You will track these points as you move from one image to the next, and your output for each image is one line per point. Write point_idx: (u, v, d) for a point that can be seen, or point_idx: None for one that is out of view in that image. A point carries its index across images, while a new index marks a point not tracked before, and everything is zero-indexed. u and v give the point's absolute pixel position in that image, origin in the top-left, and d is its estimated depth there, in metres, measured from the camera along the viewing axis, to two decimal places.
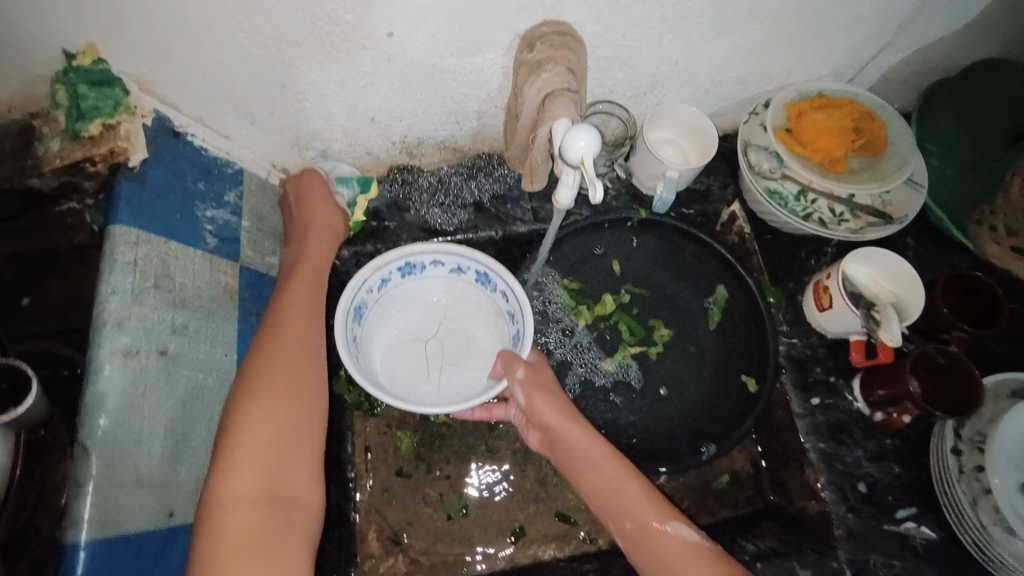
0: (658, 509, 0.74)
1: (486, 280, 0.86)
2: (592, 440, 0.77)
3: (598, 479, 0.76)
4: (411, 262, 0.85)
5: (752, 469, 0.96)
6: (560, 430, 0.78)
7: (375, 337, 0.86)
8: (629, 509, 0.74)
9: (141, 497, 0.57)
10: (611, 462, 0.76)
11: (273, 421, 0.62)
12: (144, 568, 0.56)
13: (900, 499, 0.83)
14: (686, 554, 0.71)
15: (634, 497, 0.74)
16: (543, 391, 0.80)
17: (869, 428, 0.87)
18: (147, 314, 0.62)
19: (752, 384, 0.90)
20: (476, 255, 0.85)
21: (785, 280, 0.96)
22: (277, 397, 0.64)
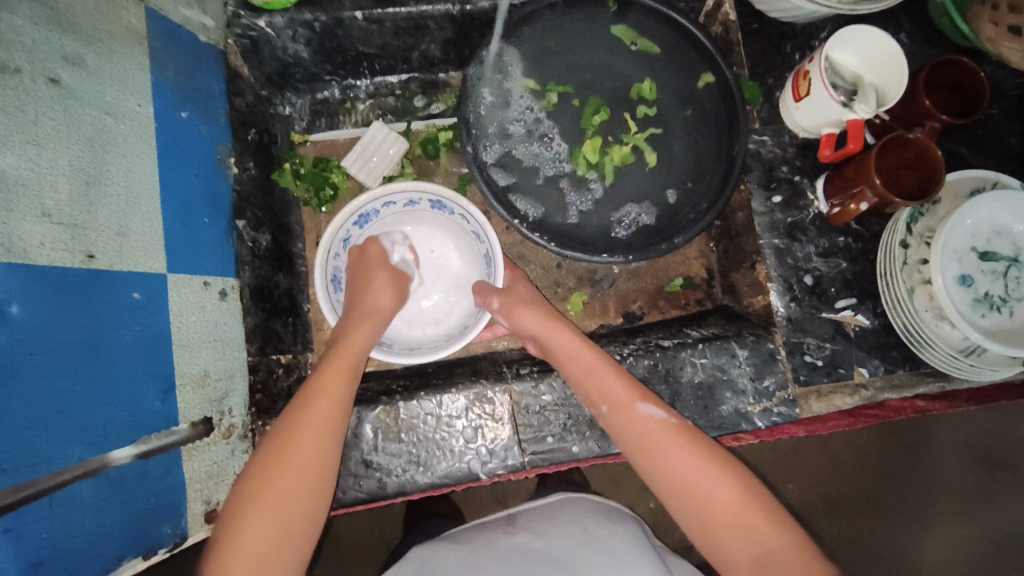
0: (634, 391, 0.69)
1: (440, 206, 0.85)
2: (571, 337, 0.73)
3: (580, 372, 0.72)
4: (364, 213, 0.82)
5: (706, 275, 1.00)
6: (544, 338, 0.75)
7: None
8: (614, 394, 0.69)
9: (53, 232, 0.52)
10: (597, 360, 0.71)
11: (305, 472, 0.61)
12: (67, 302, 0.53)
13: (841, 290, 0.85)
14: (654, 430, 0.66)
15: (618, 387, 0.69)
16: (522, 307, 0.78)
17: (823, 225, 0.86)
18: (25, 27, 0.53)
19: (711, 77, 0.90)
20: (423, 185, 0.82)
21: (765, 76, 0.90)
22: (311, 446, 0.62)
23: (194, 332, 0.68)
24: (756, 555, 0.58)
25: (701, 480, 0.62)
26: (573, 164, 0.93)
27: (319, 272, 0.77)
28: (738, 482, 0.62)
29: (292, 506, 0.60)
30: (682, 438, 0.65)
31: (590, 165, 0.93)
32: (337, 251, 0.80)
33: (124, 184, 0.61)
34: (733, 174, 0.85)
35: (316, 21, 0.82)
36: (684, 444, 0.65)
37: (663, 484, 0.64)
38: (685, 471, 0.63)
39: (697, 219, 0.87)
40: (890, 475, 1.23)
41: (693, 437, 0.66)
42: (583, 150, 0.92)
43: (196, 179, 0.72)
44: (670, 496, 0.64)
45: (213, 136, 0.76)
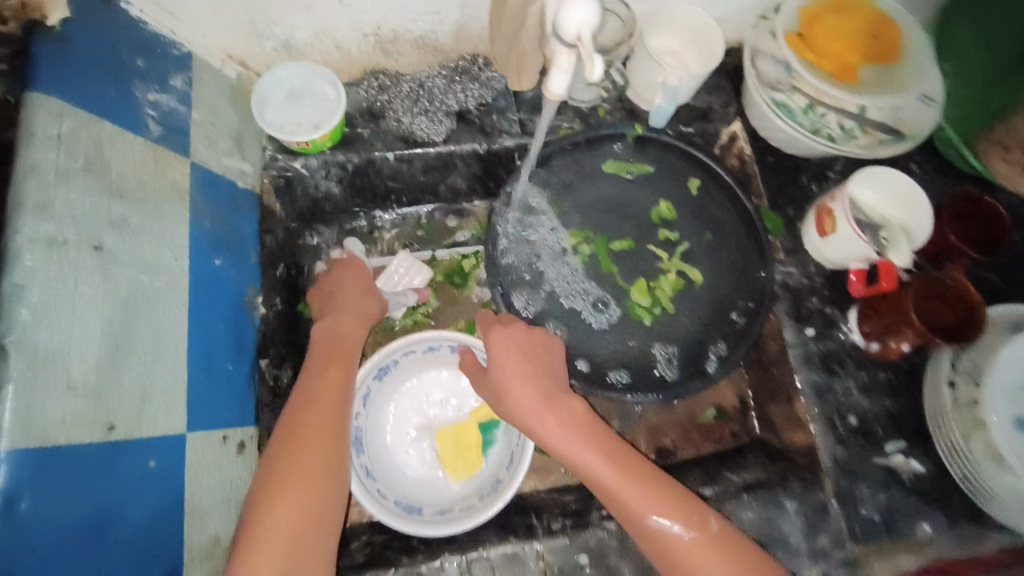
0: (638, 485, 0.67)
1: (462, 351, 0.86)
2: (564, 426, 0.71)
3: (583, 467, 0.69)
4: (384, 366, 0.83)
5: (739, 405, 0.95)
6: (547, 438, 0.72)
7: (386, 460, 0.83)
8: (613, 491, 0.67)
9: (76, 406, 0.50)
10: (589, 450, 0.69)
11: (288, 571, 0.57)
12: (81, 482, 0.50)
13: (887, 431, 0.80)
14: (671, 537, 0.64)
15: (611, 479, 0.68)
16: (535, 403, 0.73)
17: (860, 360, 0.84)
18: (76, 200, 0.54)
19: (696, 182, 0.93)
20: (444, 333, 0.84)
21: (785, 207, 0.91)
22: (293, 539, 0.59)
23: (209, 495, 0.63)
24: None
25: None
26: (635, 318, 0.90)
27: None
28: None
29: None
30: (710, 547, 0.64)
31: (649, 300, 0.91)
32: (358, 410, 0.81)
33: (154, 342, 0.59)
34: (764, 307, 0.84)
35: (348, 162, 0.85)
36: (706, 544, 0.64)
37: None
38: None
39: (742, 336, 0.85)
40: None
41: (711, 539, 0.64)
42: (637, 301, 0.91)
43: (222, 326, 0.71)
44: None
45: (242, 278, 0.76)
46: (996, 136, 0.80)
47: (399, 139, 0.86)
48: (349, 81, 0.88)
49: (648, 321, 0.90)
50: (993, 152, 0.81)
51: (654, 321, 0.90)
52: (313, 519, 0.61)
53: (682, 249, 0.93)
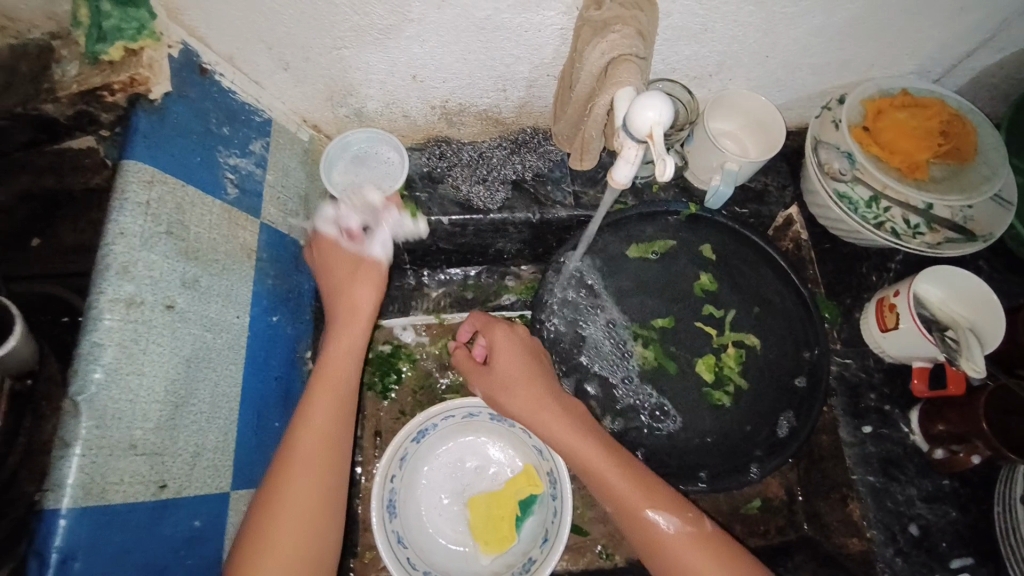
0: (642, 492, 0.66)
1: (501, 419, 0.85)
2: (570, 429, 0.70)
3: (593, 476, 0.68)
4: (422, 429, 0.82)
5: (786, 497, 0.90)
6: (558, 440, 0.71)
7: (417, 527, 0.81)
8: (621, 497, 0.66)
9: (134, 464, 0.51)
10: (597, 453, 0.68)
11: (297, 527, 0.57)
12: (130, 542, 0.50)
13: (953, 546, 0.75)
14: (680, 542, 0.63)
15: (622, 487, 0.66)
16: (545, 404, 0.72)
17: (923, 464, 0.79)
18: (156, 263, 0.57)
19: (709, 251, 0.93)
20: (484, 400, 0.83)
21: (843, 295, 0.89)
22: (303, 497, 0.59)
23: None
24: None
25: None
26: (714, 403, 0.87)
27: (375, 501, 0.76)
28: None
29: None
30: (706, 548, 0.63)
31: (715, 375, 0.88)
32: (394, 473, 0.79)
33: (209, 400, 0.60)
34: (817, 404, 0.82)
35: (405, 224, 0.88)
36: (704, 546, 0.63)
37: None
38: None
39: (801, 420, 0.83)
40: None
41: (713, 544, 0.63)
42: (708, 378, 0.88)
43: (273, 382, 0.72)
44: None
45: (296, 333, 0.78)
46: None
47: (456, 205, 0.88)
48: (411, 146, 0.91)
49: (726, 403, 0.87)
50: None
51: (733, 400, 0.87)
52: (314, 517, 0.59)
53: (729, 318, 0.91)
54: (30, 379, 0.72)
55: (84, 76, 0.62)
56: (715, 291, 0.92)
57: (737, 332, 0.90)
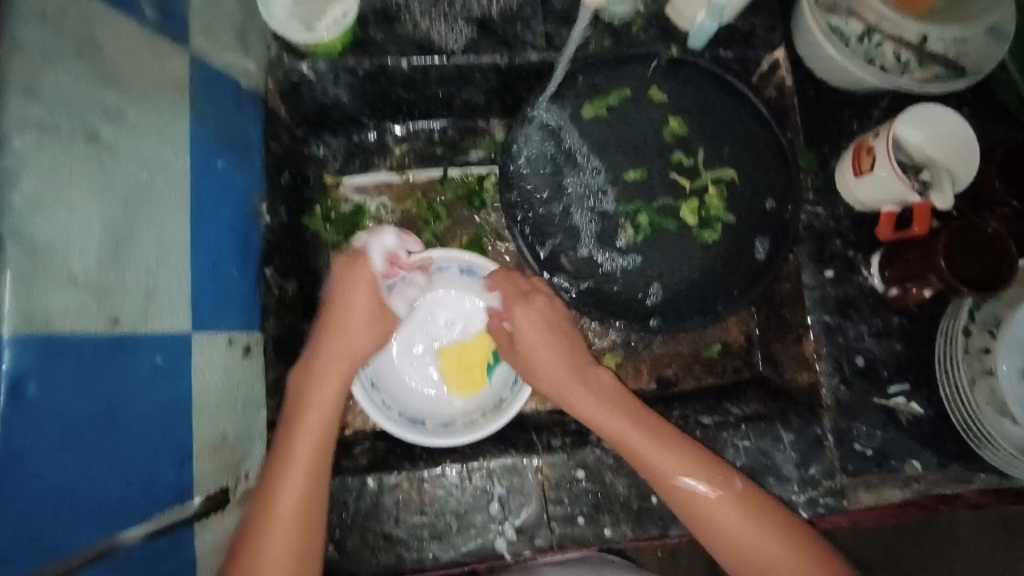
0: (683, 464, 0.69)
1: (470, 273, 0.86)
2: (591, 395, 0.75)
3: (624, 445, 0.72)
4: None
5: (744, 342, 0.95)
6: (589, 411, 0.74)
7: (387, 375, 0.83)
8: (662, 473, 0.69)
9: (78, 298, 0.50)
10: (614, 415, 0.73)
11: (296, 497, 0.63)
12: (88, 372, 0.50)
13: (893, 375, 0.80)
14: (716, 509, 0.68)
15: (643, 444, 0.71)
16: (568, 381, 0.76)
17: (877, 304, 0.81)
18: (67, 84, 0.50)
19: (661, 94, 0.87)
20: (454, 253, 0.84)
21: (821, 144, 0.84)
22: (293, 510, 0.63)
23: (216, 394, 0.64)
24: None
25: (767, 553, 0.66)
26: (703, 243, 0.87)
27: (348, 350, 0.77)
28: (802, 549, 0.65)
29: (289, 563, 0.61)
30: (745, 510, 0.68)
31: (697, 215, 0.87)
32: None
33: (155, 242, 0.58)
34: (783, 251, 0.81)
35: (360, 68, 0.80)
36: (739, 512, 0.68)
37: (723, 552, 0.68)
38: (743, 540, 0.67)
39: (765, 269, 0.83)
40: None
41: (747, 505, 0.68)
42: (693, 218, 0.87)
43: (226, 231, 0.69)
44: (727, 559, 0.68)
45: (246, 183, 0.73)
46: None
47: (415, 46, 0.80)
48: None
49: (711, 242, 0.87)
50: None
51: (720, 237, 0.87)
52: (314, 482, 0.65)
53: (699, 155, 0.88)
54: None
55: None
56: (685, 137, 0.88)
57: (713, 170, 0.87)
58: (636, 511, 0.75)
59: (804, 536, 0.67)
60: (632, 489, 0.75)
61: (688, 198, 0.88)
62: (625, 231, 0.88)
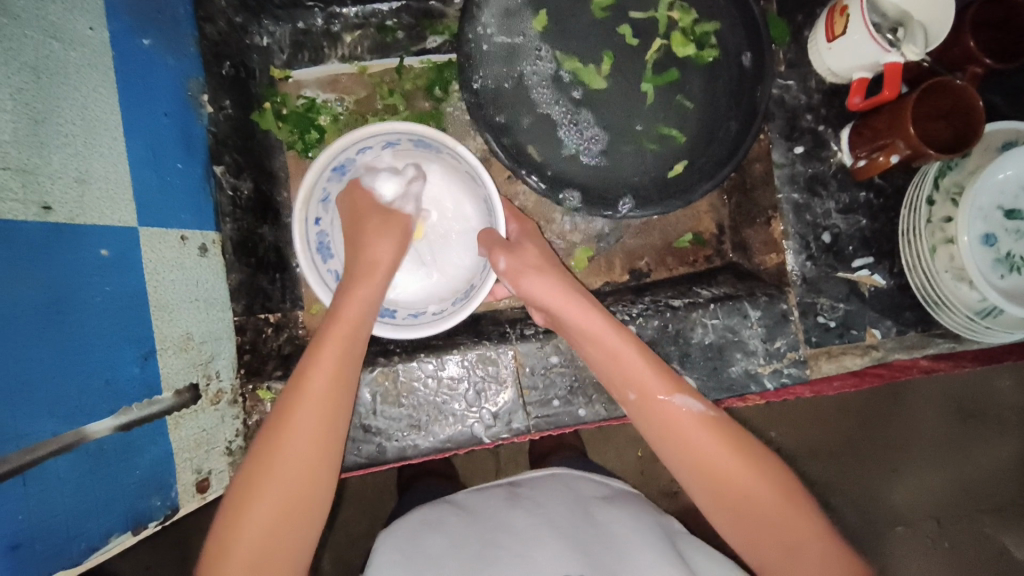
0: (667, 381, 0.65)
1: (424, 145, 0.74)
2: (553, 286, 0.69)
3: (601, 352, 0.67)
4: (337, 164, 0.71)
5: (716, 232, 0.95)
6: (559, 309, 0.68)
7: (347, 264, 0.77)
8: (638, 379, 0.66)
9: (3, 178, 0.45)
10: (612, 334, 0.67)
11: (313, 431, 0.58)
12: (28, 260, 0.47)
13: (859, 249, 0.82)
14: (689, 427, 0.63)
15: (637, 362, 0.66)
16: (531, 273, 0.70)
17: (845, 180, 0.82)
18: None
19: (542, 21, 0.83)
20: (400, 125, 0.70)
21: (794, 11, 0.81)
22: (309, 440, 0.58)
23: (173, 291, 0.62)
24: (778, 551, 0.58)
25: (730, 476, 0.61)
26: (707, 62, 0.84)
27: (299, 245, 0.69)
28: (768, 478, 0.61)
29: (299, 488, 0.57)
30: (712, 432, 0.63)
31: (683, 40, 0.84)
32: (314, 215, 0.71)
33: (80, 124, 0.53)
34: (755, 124, 0.78)
35: None
36: (717, 442, 0.62)
37: (689, 472, 0.62)
38: (713, 464, 0.61)
39: (736, 145, 0.81)
40: (871, 431, 1.26)
41: (721, 430, 0.63)
42: (687, 42, 0.84)
43: (164, 120, 0.64)
44: (692, 479, 0.62)
45: (180, 68, 0.67)
46: None
47: None
48: None
49: (716, 57, 0.84)
50: None
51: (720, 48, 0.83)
52: (331, 412, 0.60)
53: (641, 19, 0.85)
54: None
55: None
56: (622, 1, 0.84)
57: (660, 3, 0.84)
58: (610, 394, 0.76)
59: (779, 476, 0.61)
60: None
61: (668, 37, 0.85)
62: (670, 172, 0.84)
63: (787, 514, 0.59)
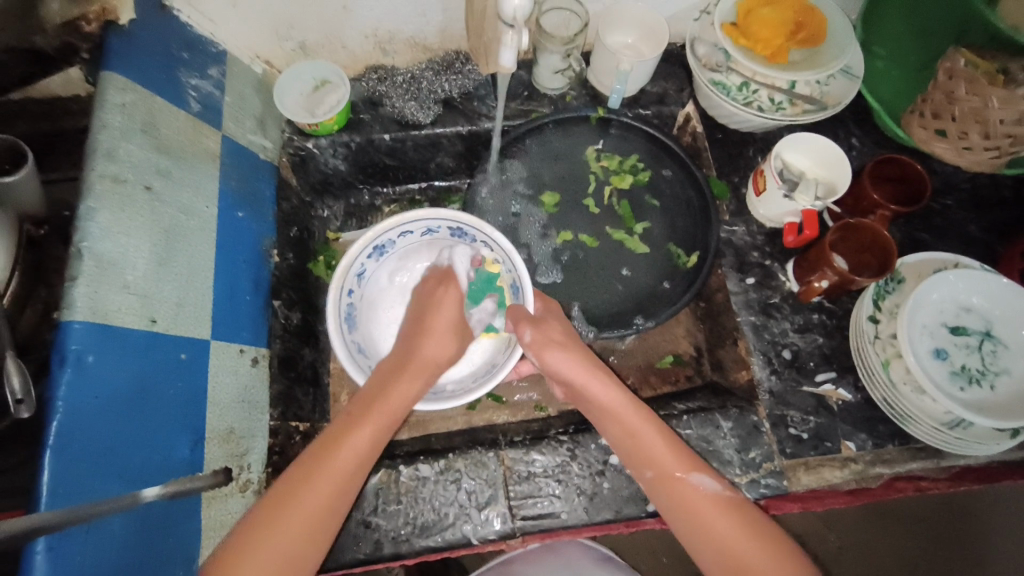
0: (682, 461, 0.72)
1: (460, 234, 0.90)
2: (575, 360, 0.77)
3: (620, 429, 0.75)
4: (380, 244, 0.88)
5: (695, 353, 1.07)
6: (580, 384, 0.77)
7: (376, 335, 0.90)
8: (654, 458, 0.73)
9: (128, 300, 0.66)
10: (640, 415, 0.75)
11: (315, 509, 0.63)
12: (133, 358, 0.65)
13: (820, 364, 0.90)
14: (704, 504, 0.69)
15: (659, 445, 0.73)
16: (554, 346, 0.78)
17: (796, 304, 0.94)
18: (134, 152, 0.71)
19: (568, 236, 1.05)
20: (442, 212, 0.87)
21: (731, 175, 1.02)
22: (308, 516, 0.63)
23: (226, 392, 0.78)
24: None
25: (751, 558, 0.65)
26: (641, 181, 1.07)
27: (331, 310, 0.81)
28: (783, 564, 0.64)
29: (285, 559, 0.61)
30: (727, 511, 0.69)
31: (617, 173, 1.08)
32: (350, 287, 0.85)
33: (187, 268, 0.75)
34: (708, 260, 0.95)
35: (352, 142, 1.02)
36: (730, 517, 0.68)
37: (706, 555, 0.67)
38: (727, 538, 0.67)
39: (695, 277, 0.97)
40: None
41: (737, 509, 0.69)
42: (624, 172, 1.08)
43: (242, 265, 0.87)
44: (713, 564, 0.66)
45: (260, 230, 0.93)
46: (916, 108, 0.91)
47: (395, 123, 1.02)
48: (353, 76, 1.06)
49: (650, 174, 1.07)
50: (911, 120, 0.92)
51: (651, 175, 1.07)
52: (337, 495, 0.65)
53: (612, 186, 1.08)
54: (43, 228, 0.80)
55: (62, 8, 0.73)
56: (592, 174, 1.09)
57: (591, 157, 1.09)
58: (590, 498, 0.83)
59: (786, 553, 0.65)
60: (585, 478, 0.83)
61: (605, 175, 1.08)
62: (686, 263, 1.00)
63: None
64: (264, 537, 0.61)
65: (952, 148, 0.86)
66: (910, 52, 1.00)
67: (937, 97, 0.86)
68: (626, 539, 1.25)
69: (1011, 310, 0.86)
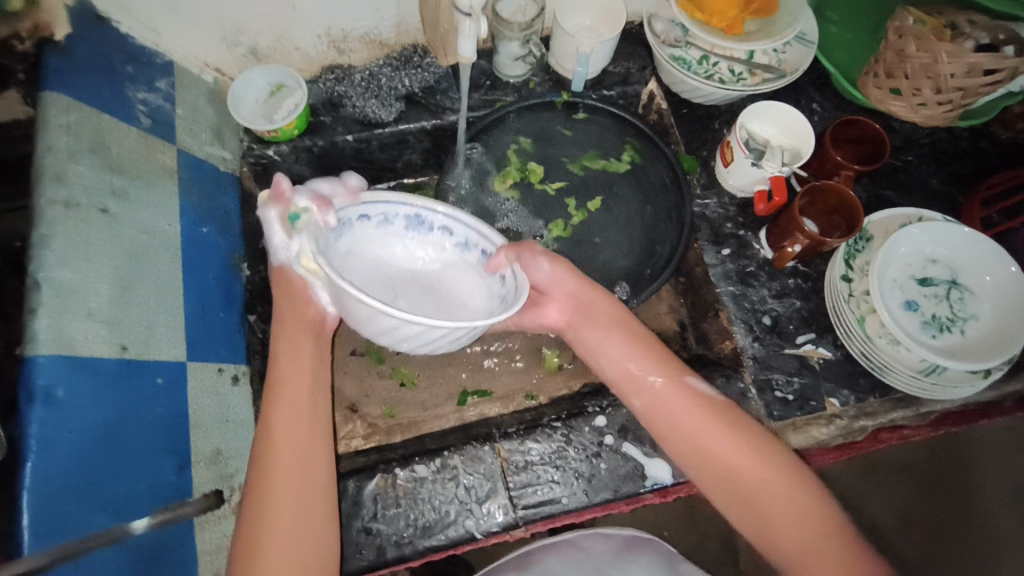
0: (674, 369, 0.73)
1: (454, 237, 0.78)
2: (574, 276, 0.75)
3: (617, 350, 0.74)
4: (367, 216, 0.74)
5: (678, 328, 1.07)
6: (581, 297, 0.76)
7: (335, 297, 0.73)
8: (641, 376, 0.73)
9: (95, 327, 0.63)
10: (634, 340, 0.74)
11: (297, 465, 0.65)
12: (107, 386, 0.63)
13: (800, 327, 0.92)
14: (688, 409, 0.70)
15: (652, 367, 0.72)
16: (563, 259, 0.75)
17: (772, 270, 0.95)
18: (84, 173, 0.69)
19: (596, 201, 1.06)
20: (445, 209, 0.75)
21: (699, 149, 1.03)
22: (291, 474, 0.64)
23: (208, 412, 0.76)
24: (800, 539, 0.62)
25: (748, 474, 0.65)
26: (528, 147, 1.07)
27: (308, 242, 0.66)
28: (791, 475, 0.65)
29: (296, 521, 0.63)
30: (717, 419, 0.69)
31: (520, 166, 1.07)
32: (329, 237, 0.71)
33: (154, 288, 0.73)
34: (683, 235, 0.96)
35: (315, 146, 0.99)
36: (724, 429, 0.68)
37: (700, 470, 0.68)
38: (722, 453, 0.67)
39: (672, 254, 0.97)
40: (937, 559, 1.23)
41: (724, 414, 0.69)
42: (529, 166, 1.07)
43: (211, 281, 0.84)
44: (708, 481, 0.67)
45: (228, 245, 0.90)
46: (871, 68, 0.93)
47: (358, 123, 1.00)
48: (309, 78, 1.03)
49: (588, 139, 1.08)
50: (866, 81, 0.93)
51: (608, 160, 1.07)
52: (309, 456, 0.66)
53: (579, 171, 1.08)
54: None
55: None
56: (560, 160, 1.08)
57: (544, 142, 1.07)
58: (588, 480, 0.83)
59: (765, 445, 0.66)
60: (584, 460, 0.84)
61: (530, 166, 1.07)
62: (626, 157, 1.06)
63: (817, 506, 0.63)
64: (266, 519, 0.62)
65: (907, 106, 0.88)
66: (858, 14, 1.04)
67: (888, 55, 0.88)
68: (628, 519, 1.26)
69: (973, 257, 0.89)
